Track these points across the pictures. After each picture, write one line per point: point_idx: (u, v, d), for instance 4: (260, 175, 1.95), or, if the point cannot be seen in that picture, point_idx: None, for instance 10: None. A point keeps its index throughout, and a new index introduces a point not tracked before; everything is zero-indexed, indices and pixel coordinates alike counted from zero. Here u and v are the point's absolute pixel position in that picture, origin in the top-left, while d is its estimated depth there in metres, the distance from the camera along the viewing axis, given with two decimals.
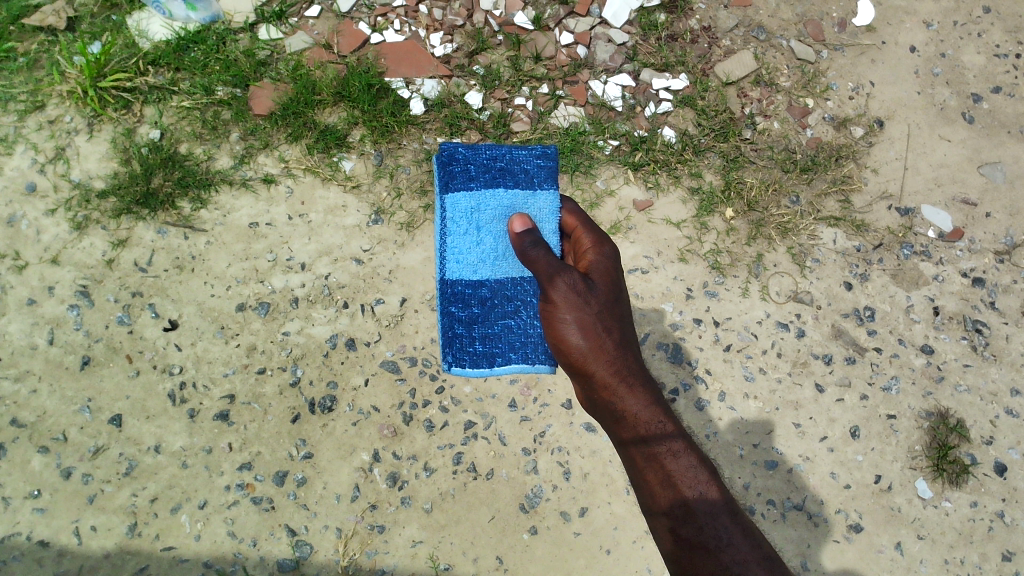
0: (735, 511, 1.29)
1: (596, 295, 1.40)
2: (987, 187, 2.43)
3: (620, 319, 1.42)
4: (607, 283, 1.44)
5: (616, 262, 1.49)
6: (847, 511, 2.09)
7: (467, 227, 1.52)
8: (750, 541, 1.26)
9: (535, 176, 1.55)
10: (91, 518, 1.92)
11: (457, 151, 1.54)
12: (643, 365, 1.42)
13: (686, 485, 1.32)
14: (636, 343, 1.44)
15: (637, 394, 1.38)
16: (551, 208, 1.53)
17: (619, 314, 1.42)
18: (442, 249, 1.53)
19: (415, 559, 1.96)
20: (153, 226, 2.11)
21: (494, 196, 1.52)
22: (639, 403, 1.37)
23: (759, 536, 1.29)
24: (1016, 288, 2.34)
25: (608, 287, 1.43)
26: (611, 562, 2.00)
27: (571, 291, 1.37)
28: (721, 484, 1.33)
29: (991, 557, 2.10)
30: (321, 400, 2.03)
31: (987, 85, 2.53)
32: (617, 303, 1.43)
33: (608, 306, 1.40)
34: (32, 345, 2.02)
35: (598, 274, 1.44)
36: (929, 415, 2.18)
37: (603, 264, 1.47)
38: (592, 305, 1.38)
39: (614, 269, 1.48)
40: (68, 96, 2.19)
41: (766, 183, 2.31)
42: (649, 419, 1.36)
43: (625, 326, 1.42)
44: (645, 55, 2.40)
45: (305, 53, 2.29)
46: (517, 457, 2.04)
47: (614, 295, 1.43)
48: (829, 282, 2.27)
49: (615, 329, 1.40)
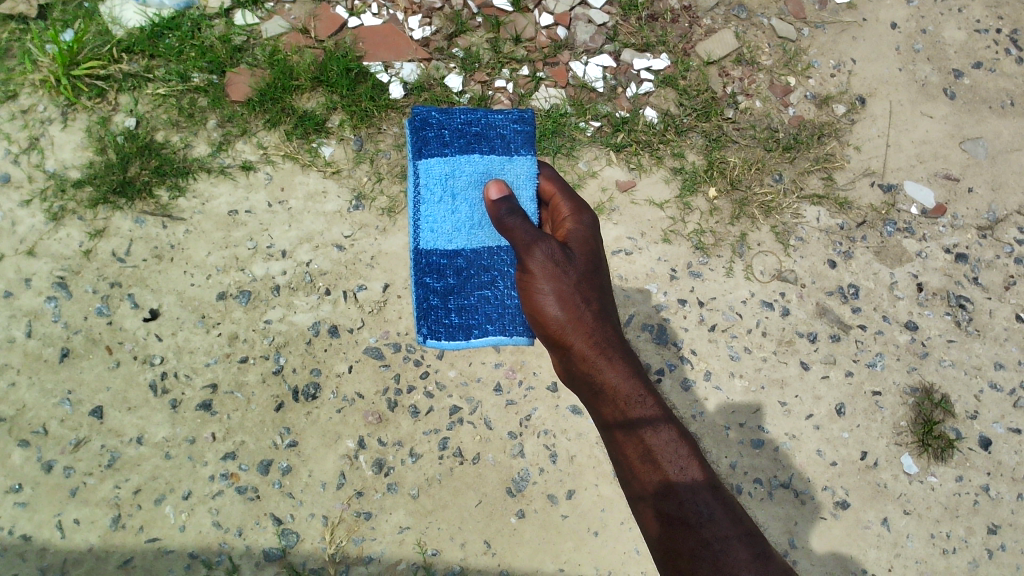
0: (719, 486, 1.28)
1: (574, 263, 1.38)
2: (969, 163, 2.44)
3: (599, 290, 1.40)
4: (585, 253, 1.42)
5: (593, 234, 1.47)
6: (834, 488, 2.08)
7: (441, 195, 1.45)
8: (732, 516, 1.24)
9: (508, 142, 1.49)
10: (74, 511, 1.88)
11: (430, 116, 1.48)
12: (623, 339, 1.40)
13: (665, 459, 1.30)
14: (616, 315, 1.42)
15: (617, 365, 1.35)
16: (529, 174, 1.48)
17: (598, 284, 1.40)
18: (415, 217, 1.47)
19: (403, 545, 1.94)
20: (131, 215, 2.09)
21: (468, 161, 1.46)
22: (619, 375, 1.35)
23: (741, 510, 1.27)
24: (999, 263, 2.35)
25: (585, 257, 1.41)
26: (599, 543, 1.99)
27: (547, 259, 1.36)
28: (702, 460, 1.31)
29: (977, 531, 2.10)
30: (305, 387, 2.01)
31: (968, 60, 2.54)
32: (596, 273, 1.41)
33: (586, 276, 1.38)
34: (9, 338, 1.98)
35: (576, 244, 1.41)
36: (914, 390, 2.18)
37: (582, 233, 1.44)
38: (570, 275, 1.36)
39: (593, 240, 1.45)
40: (42, 85, 2.16)
41: (749, 162, 2.30)
42: (630, 393, 1.33)
43: (605, 296, 1.40)
44: (626, 35, 2.40)
45: (281, 38, 2.28)
46: (503, 441, 2.03)
47: (592, 265, 1.41)
48: (814, 261, 2.26)
49: (593, 300, 1.37)
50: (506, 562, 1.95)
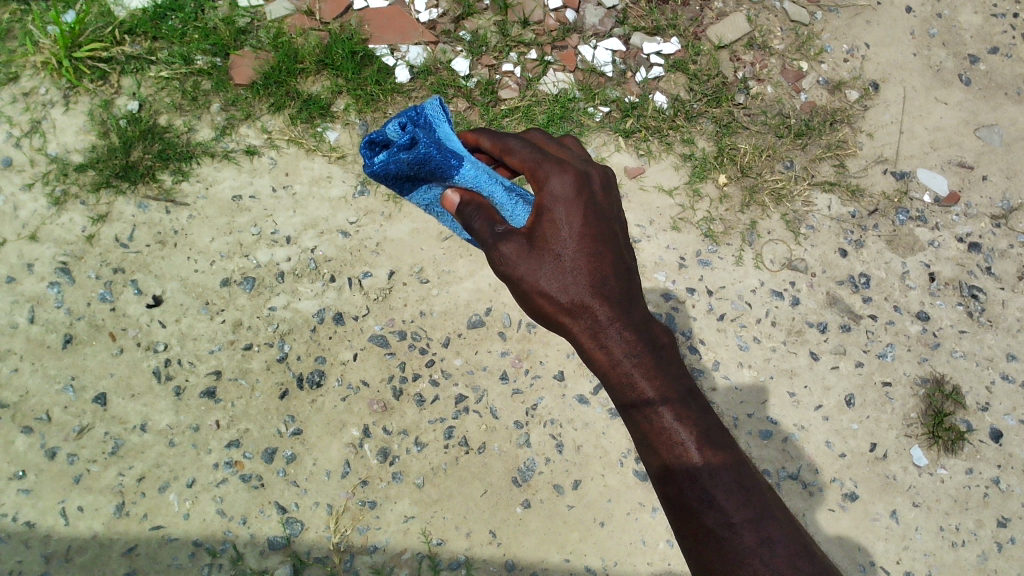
0: (724, 460, 1.06)
1: (539, 248, 1.12)
2: (984, 150, 2.42)
3: (582, 266, 1.11)
4: (559, 221, 1.12)
5: (575, 184, 1.13)
6: (842, 480, 2.03)
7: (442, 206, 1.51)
8: (739, 496, 1.02)
9: (428, 153, 1.31)
10: (78, 498, 1.85)
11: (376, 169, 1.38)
12: (625, 308, 1.10)
13: (661, 444, 1.07)
14: (616, 278, 1.12)
15: (607, 351, 1.09)
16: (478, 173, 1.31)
17: (580, 257, 1.10)
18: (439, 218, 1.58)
19: (407, 535, 1.90)
20: (134, 200, 2.07)
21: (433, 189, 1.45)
22: (610, 361, 1.10)
23: (755, 487, 1.05)
24: (1013, 253, 2.32)
25: (556, 230, 1.11)
26: (605, 534, 1.95)
27: (508, 260, 1.14)
28: (712, 437, 1.07)
29: (987, 524, 2.05)
30: (309, 375, 1.99)
31: (984, 46, 2.54)
32: (576, 243, 1.11)
33: (554, 264, 1.11)
34: (12, 324, 1.96)
35: (546, 220, 1.12)
36: (924, 381, 2.14)
37: (562, 195, 1.12)
38: (534, 268, 1.12)
39: (574, 201, 1.12)
40: (43, 67, 2.15)
41: (760, 149, 2.28)
42: (621, 379, 1.09)
43: (592, 268, 1.11)
44: (636, 18, 2.40)
45: (286, 19, 2.28)
46: (509, 431, 2.00)
47: (569, 236, 1.11)
48: (824, 250, 2.23)
49: (568, 286, 1.10)
50: (512, 553, 1.91)
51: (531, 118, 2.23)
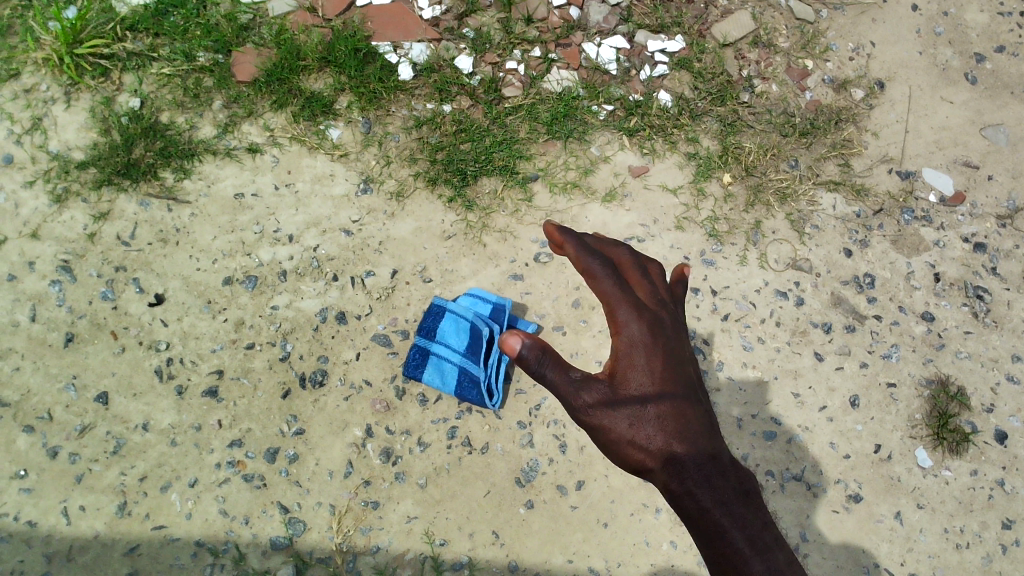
0: (728, 490, 1.01)
1: (619, 391, 1.12)
2: (989, 150, 2.40)
3: (660, 406, 1.10)
4: (638, 363, 1.12)
5: (653, 329, 1.15)
6: (846, 481, 2.02)
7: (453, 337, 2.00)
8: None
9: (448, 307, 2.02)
10: (79, 498, 1.84)
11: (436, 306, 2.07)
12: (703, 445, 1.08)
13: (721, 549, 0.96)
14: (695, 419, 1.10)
15: (684, 485, 1.03)
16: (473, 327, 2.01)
17: (660, 397, 1.10)
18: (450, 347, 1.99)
19: (410, 535, 1.89)
20: (136, 198, 2.07)
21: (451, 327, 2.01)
22: (688, 496, 1.02)
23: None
24: (1019, 253, 2.30)
25: (634, 372, 1.12)
26: (609, 535, 1.94)
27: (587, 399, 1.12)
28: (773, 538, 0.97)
29: (991, 526, 2.03)
30: (311, 374, 1.98)
31: (990, 45, 2.52)
32: (656, 384, 1.11)
33: (633, 403, 1.10)
34: (13, 322, 1.95)
35: (625, 363, 1.13)
36: (929, 382, 2.13)
37: (639, 340, 1.13)
38: (615, 409, 1.10)
39: (651, 345, 1.14)
40: (44, 63, 2.14)
41: (765, 148, 2.27)
42: (695, 510, 1.00)
43: (671, 405, 1.10)
44: (640, 16, 2.38)
45: (288, 16, 2.27)
46: (512, 431, 1.99)
47: (649, 376, 1.12)
48: (829, 250, 2.22)
49: (648, 426, 1.08)
50: (515, 554, 1.91)
51: (535, 116, 2.22)
